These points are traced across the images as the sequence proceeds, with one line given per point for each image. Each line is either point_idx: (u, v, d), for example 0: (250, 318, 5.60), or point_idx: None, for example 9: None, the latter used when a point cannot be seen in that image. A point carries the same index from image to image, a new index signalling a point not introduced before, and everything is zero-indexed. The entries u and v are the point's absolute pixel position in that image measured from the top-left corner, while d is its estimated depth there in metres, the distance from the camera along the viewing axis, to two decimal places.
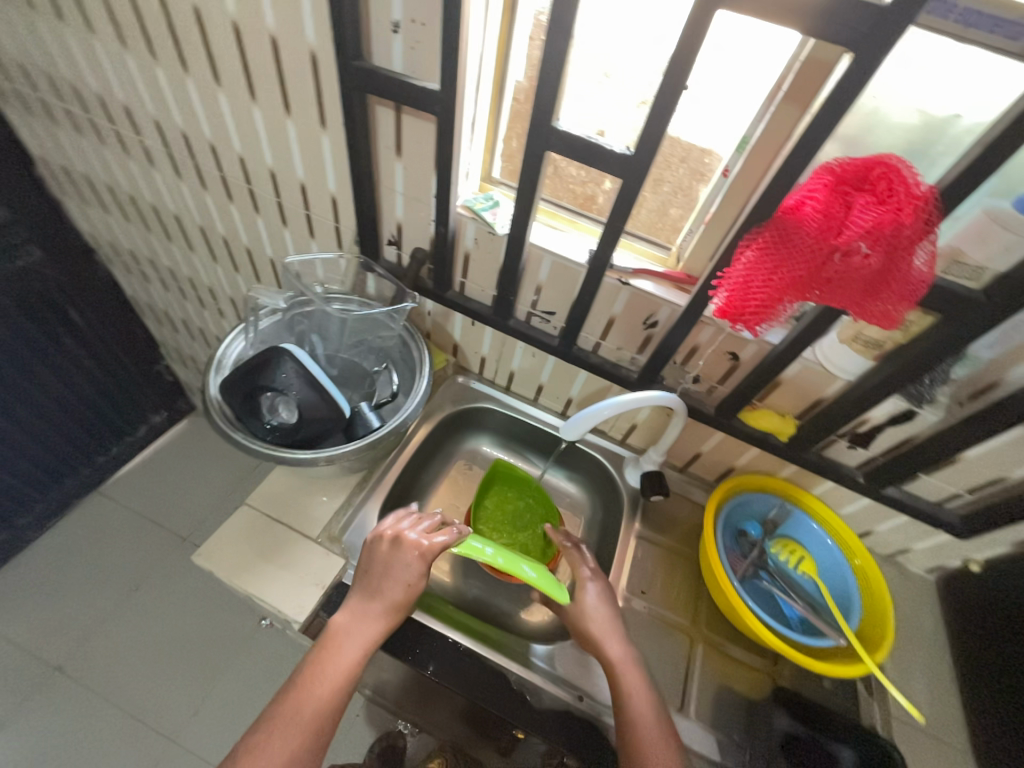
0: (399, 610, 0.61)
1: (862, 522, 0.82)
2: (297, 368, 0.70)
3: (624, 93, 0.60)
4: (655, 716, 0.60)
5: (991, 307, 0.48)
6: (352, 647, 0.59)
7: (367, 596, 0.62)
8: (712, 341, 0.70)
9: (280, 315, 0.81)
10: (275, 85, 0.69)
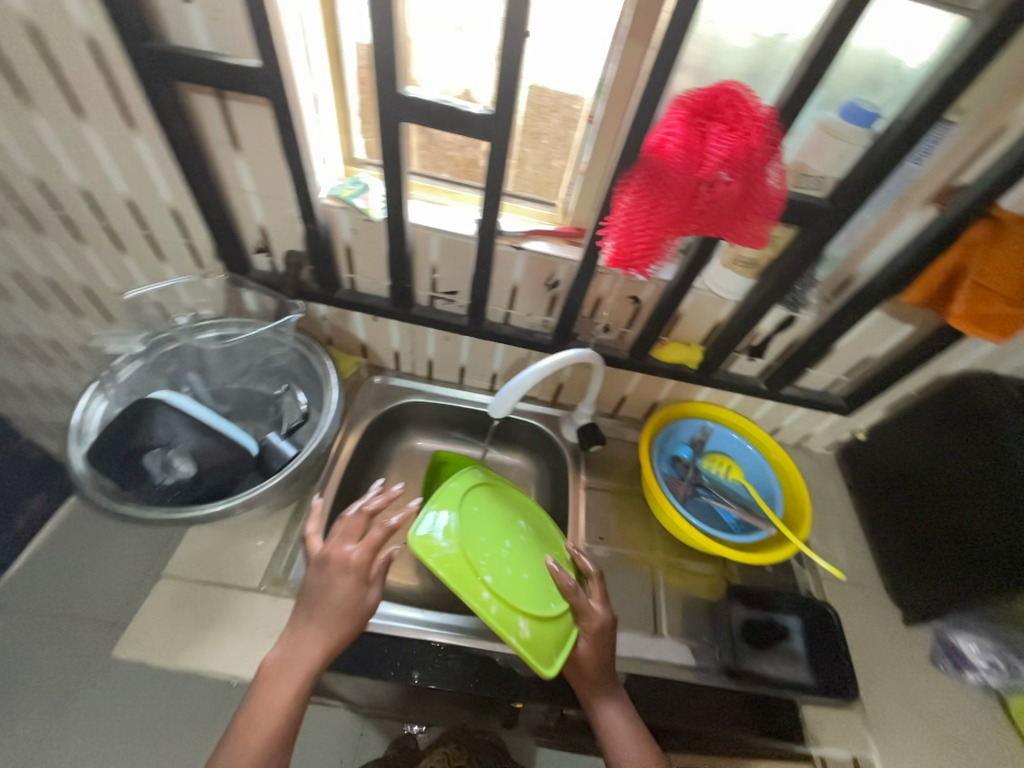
0: (338, 633, 0.57)
1: (771, 420, 0.91)
2: (177, 416, 0.64)
3: (472, 48, 0.57)
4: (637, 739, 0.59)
5: (837, 211, 0.53)
6: (286, 681, 0.55)
7: (305, 625, 0.58)
8: (613, 289, 0.72)
9: (140, 360, 0.70)
10: (49, 83, 0.56)
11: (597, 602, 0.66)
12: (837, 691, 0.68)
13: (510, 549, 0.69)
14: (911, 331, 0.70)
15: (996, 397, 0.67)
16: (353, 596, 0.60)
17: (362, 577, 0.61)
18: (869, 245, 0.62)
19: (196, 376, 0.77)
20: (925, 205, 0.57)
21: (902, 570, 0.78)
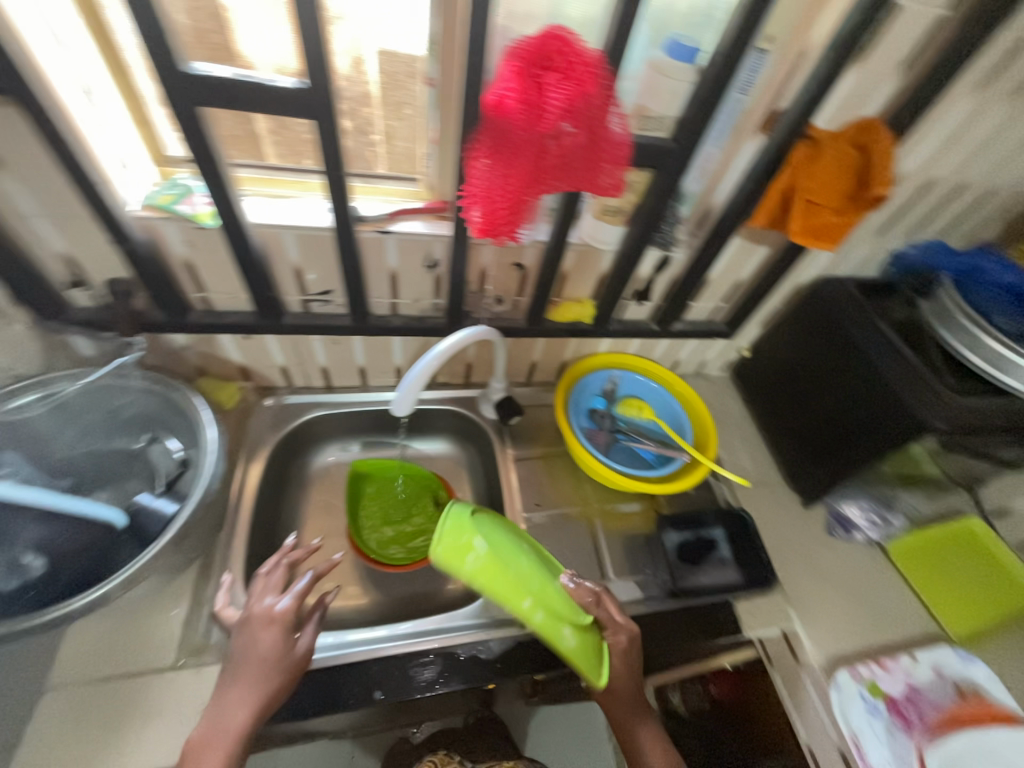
0: (268, 685, 0.55)
1: (670, 355, 0.97)
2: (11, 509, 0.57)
3: (273, 9, 0.49)
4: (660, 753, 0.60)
5: (681, 149, 0.54)
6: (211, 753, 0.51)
7: (229, 689, 0.55)
8: (495, 258, 0.70)
9: None
10: None
11: (619, 613, 0.64)
12: (760, 581, 0.76)
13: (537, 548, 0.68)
14: (767, 251, 0.76)
15: (836, 296, 0.79)
16: (281, 648, 0.58)
17: (288, 626, 0.59)
18: (719, 175, 0.66)
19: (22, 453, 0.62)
20: (756, 132, 0.61)
21: (793, 461, 0.87)
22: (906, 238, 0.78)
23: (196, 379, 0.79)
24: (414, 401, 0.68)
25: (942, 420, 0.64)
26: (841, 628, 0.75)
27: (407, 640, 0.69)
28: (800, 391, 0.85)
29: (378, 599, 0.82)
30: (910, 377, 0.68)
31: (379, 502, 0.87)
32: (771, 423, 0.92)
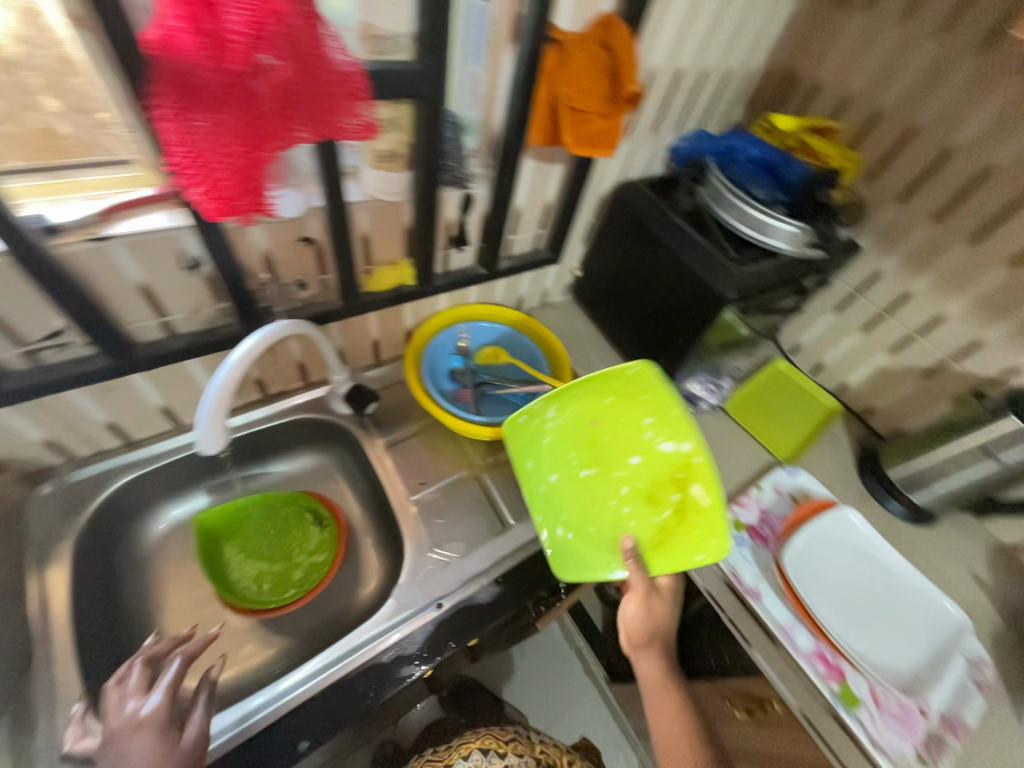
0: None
1: (512, 293, 0.97)
2: None
3: None
4: (671, 701, 0.64)
5: (431, 71, 0.48)
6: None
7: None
8: (273, 240, 0.59)
9: None
10: None
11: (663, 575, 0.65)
12: None
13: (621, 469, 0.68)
14: (563, 169, 0.76)
15: (635, 199, 0.83)
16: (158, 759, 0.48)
17: (162, 724, 0.50)
18: (491, 95, 0.62)
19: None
20: (510, 42, 0.57)
21: (641, 360, 0.94)
22: (676, 131, 0.84)
23: None
24: (225, 430, 0.58)
25: (734, 291, 0.72)
26: None
27: (321, 675, 0.63)
28: (630, 295, 0.91)
29: (283, 645, 0.73)
30: (705, 258, 0.75)
31: (245, 548, 0.75)
32: (615, 333, 0.99)
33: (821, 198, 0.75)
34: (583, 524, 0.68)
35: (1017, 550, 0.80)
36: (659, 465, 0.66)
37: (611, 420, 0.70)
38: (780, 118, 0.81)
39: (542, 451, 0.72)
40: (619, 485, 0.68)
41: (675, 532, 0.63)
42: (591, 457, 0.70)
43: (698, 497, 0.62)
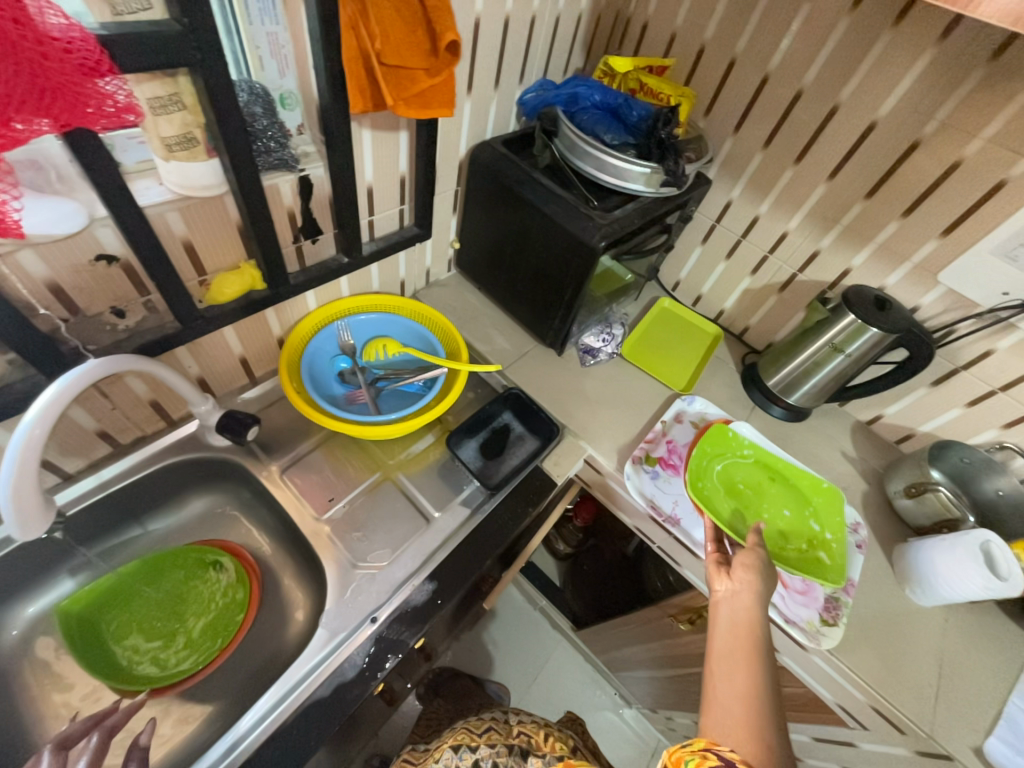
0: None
1: (391, 279, 0.91)
2: None
3: None
4: (743, 664, 0.47)
5: (196, 30, 0.40)
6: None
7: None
8: (55, 264, 0.48)
9: None
10: None
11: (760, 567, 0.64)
12: (551, 434, 0.83)
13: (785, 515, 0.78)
14: (407, 135, 0.70)
15: (493, 159, 0.80)
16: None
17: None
18: (299, 58, 0.54)
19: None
20: None
21: (535, 324, 0.94)
22: (520, 83, 0.82)
23: None
24: (42, 502, 0.48)
25: (602, 238, 0.72)
26: (620, 431, 0.89)
27: (255, 733, 0.56)
28: (511, 259, 0.89)
29: (209, 712, 0.66)
30: (569, 210, 0.75)
31: (134, 625, 0.65)
32: (507, 301, 0.97)
33: (664, 136, 0.75)
34: (722, 504, 0.77)
35: (872, 424, 0.94)
36: (805, 527, 0.76)
37: (794, 503, 0.79)
38: (616, 60, 0.83)
39: (729, 466, 0.82)
40: (764, 513, 0.77)
41: (794, 562, 0.72)
42: (754, 485, 0.81)
43: (825, 557, 0.73)
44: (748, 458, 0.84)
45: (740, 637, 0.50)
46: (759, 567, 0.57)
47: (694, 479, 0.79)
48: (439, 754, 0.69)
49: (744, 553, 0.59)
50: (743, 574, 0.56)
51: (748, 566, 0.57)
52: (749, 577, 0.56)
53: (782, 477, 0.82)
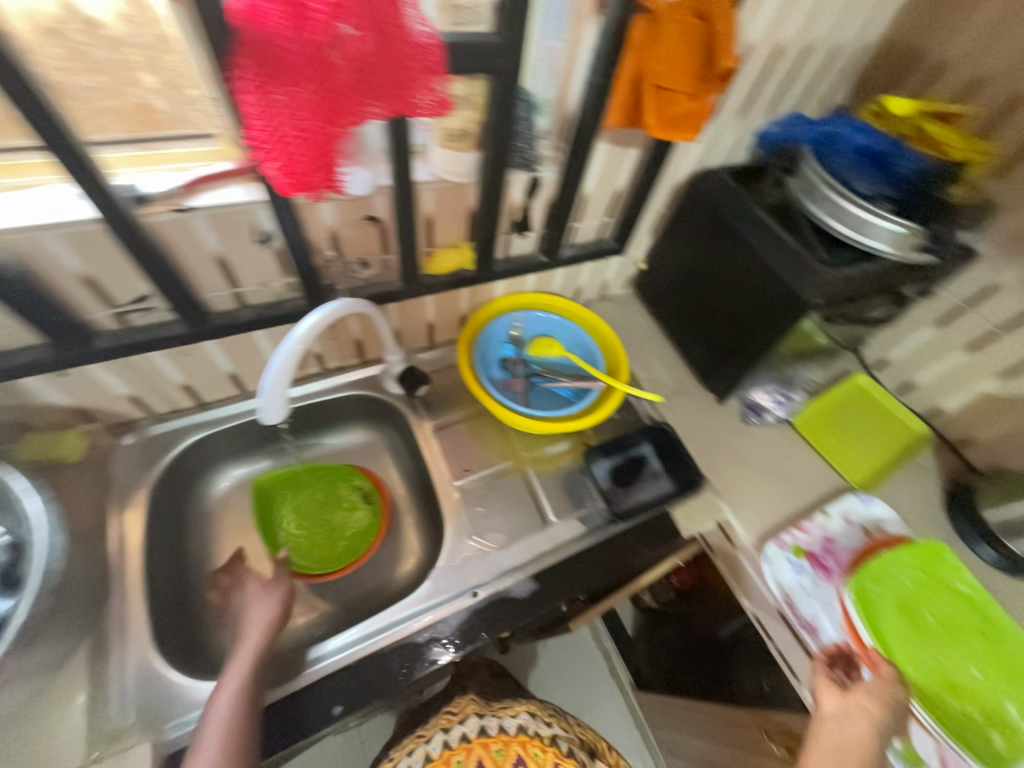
0: (252, 677, 0.54)
1: (571, 284, 0.93)
2: None
3: None
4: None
5: (510, 45, 0.45)
6: (210, 734, 0.49)
7: (214, 694, 0.53)
8: (340, 217, 0.59)
9: None
10: None
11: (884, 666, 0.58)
12: (691, 484, 0.78)
13: (974, 671, 0.62)
14: (637, 153, 0.71)
15: (716, 191, 0.77)
16: (272, 603, 0.63)
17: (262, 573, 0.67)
18: (568, 71, 0.59)
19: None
20: (595, 14, 0.53)
21: (705, 363, 0.88)
22: (768, 113, 0.76)
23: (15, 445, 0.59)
24: (286, 401, 0.59)
25: (821, 297, 0.65)
26: (766, 506, 0.80)
27: (356, 647, 0.64)
28: (699, 292, 0.85)
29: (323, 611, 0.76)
30: (790, 259, 0.68)
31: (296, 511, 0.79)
32: (677, 331, 0.93)
33: (936, 196, 0.68)
34: (888, 614, 0.66)
35: None
36: (994, 700, 0.60)
37: (996, 668, 0.62)
38: (894, 100, 0.71)
39: (923, 584, 0.68)
40: (939, 656, 0.63)
41: (948, 716, 0.59)
42: (946, 620, 0.66)
43: (1000, 743, 0.58)
44: (959, 593, 0.67)
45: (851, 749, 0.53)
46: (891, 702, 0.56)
47: (867, 574, 0.69)
48: (510, 713, 0.67)
49: (874, 680, 0.57)
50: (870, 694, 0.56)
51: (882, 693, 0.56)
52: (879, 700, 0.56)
53: (997, 633, 0.64)
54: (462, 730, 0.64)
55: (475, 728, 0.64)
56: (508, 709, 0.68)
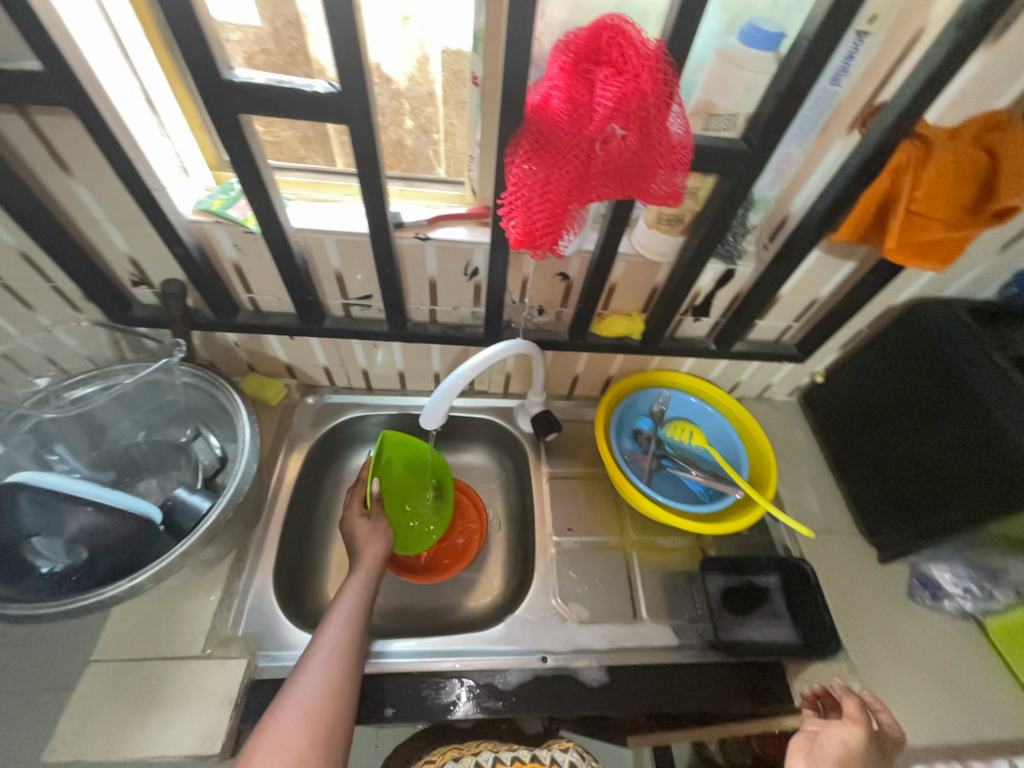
0: (359, 615, 0.61)
1: (729, 377, 0.88)
2: (31, 502, 0.49)
3: (402, 27, 0.52)
4: None
5: (756, 152, 0.47)
6: (327, 646, 0.56)
7: (333, 611, 0.61)
8: (537, 268, 0.65)
9: (68, 410, 0.58)
10: None
11: (853, 704, 0.54)
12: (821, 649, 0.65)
13: None
14: (852, 267, 0.66)
15: (948, 327, 0.64)
16: (382, 536, 0.70)
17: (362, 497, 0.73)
18: (799, 179, 0.58)
19: (66, 448, 0.60)
20: (850, 131, 0.52)
21: (874, 511, 0.75)
22: None
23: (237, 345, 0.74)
24: (444, 413, 0.65)
25: None
26: (920, 717, 0.63)
27: (421, 659, 0.65)
28: (888, 423, 0.72)
29: (399, 610, 0.79)
30: None
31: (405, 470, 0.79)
32: (846, 462, 0.80)
33: None
34: None
35: None
36: None
37: None
38: None
39: None
40: None
41: None
42: None
43: None
44: None
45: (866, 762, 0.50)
46: (860, 727, 0.52)
47: None
48: (558, 747, 0.63)
49: (842, 723, 0.53)
50: (853, 718, 0.53)
51: (853, 715, 0.53)
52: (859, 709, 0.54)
53: None
54: (513, 753, 0.61)
55: (528, 755, 0.61)
56: (558, 743, 0.64)
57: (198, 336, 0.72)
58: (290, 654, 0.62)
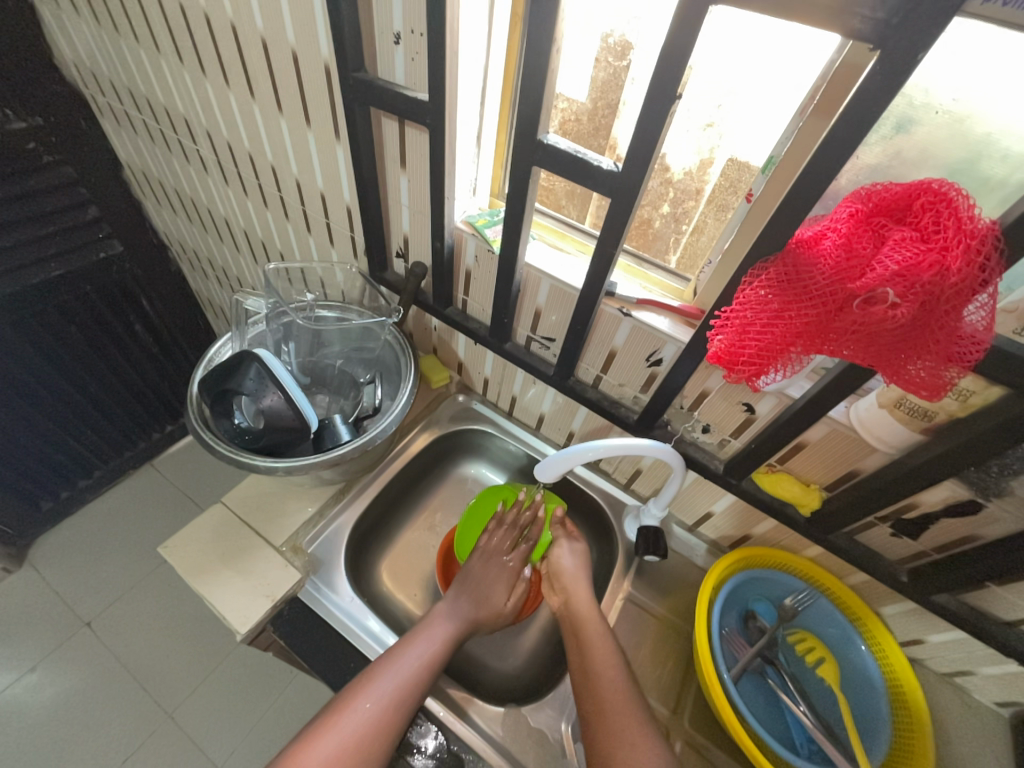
0: (412, 678, 0.58)
1: (910, 628, 0.66)
2: (260, 373, 0.63)
3: (699, 134, 0.53)
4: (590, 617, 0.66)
5: None
6: (399, 666, 0.58)
7: (419, 632, 0.63)
8: (723, 388, 0.60)
9: (314, 322, 0.77)
10: (315, 108, 0.68)
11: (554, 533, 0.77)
12: None
13: None
14: None
15: None
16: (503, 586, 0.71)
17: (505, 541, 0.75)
18: None
19: (294, 345, 0.78)
20: None
21: None
22: None
23: (447, 343, 0.88)
24: (560, 472, 0.64)
25: None
26: None
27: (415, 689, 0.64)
28: None
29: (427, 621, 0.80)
30: None
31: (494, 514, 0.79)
32: None
33: None
34: None
35: None
36: None
37: None
38: None
39: None
40: None
41: None
42: None
43: None
44: None
45: (619, 712, 0.56)
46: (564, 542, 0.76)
47: None
48: None
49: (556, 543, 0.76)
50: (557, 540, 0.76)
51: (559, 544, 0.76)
52: (609, 649, 0.62)
53: None
54: None
55: None
56: None
57: (415, 311, 0.87)
58: (329, 597, 0.68)
